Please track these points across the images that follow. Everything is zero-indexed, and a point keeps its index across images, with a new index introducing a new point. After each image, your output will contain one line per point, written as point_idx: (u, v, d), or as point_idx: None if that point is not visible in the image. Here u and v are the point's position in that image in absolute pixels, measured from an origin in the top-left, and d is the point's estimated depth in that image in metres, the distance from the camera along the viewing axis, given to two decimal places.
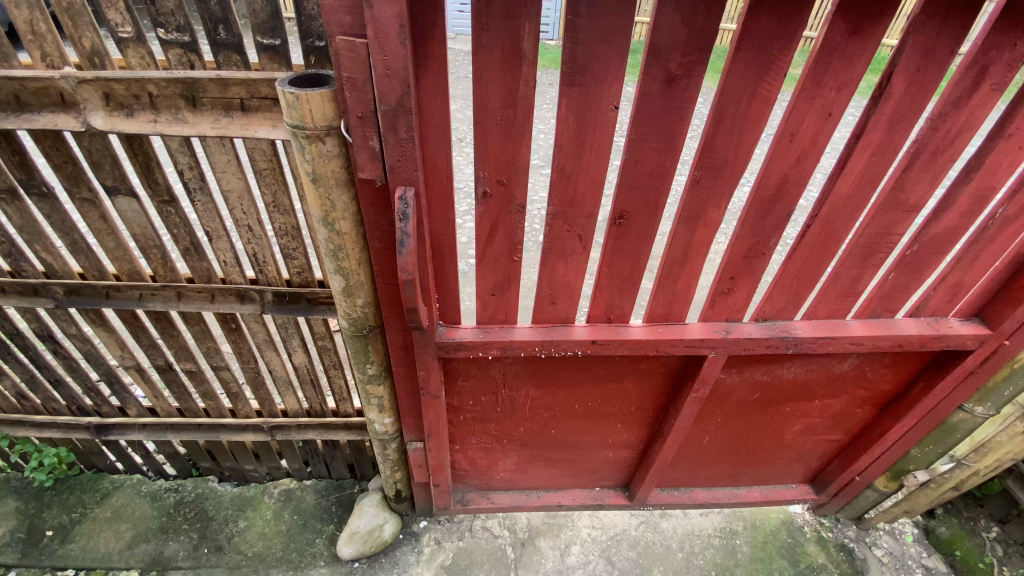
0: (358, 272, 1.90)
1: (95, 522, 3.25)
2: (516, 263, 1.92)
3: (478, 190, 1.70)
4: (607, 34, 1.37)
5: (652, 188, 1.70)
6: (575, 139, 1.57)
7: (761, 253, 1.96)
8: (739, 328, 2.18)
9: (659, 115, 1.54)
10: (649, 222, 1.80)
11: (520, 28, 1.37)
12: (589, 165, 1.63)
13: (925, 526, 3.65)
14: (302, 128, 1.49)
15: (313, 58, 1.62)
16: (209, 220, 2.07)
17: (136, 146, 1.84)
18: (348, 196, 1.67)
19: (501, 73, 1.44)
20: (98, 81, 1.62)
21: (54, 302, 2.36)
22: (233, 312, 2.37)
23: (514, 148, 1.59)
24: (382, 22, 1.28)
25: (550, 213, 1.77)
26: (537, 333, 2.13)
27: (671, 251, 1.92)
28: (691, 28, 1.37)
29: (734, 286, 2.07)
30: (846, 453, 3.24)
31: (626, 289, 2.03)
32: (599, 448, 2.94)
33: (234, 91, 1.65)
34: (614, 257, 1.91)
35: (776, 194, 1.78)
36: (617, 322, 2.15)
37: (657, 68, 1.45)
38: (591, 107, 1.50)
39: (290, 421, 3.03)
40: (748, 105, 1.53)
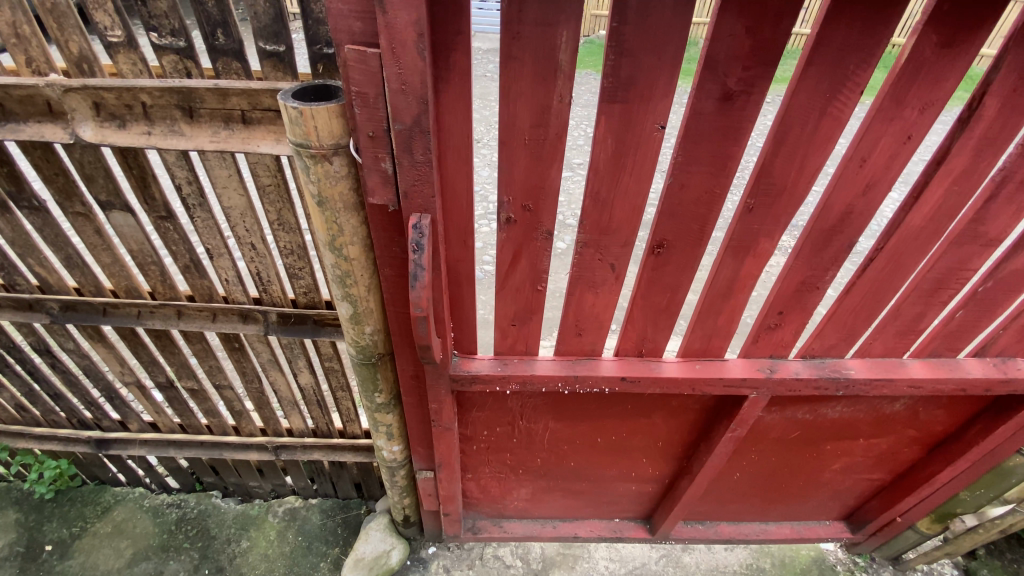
0: (366, 299, 1.73)
1: (95, 537, 3.16)
2: (540, 293, 1.74)
3: (501, 216, 1.51)
4: (656, 45, 1.18)
5: (698, 216, 1.51)
6: (613, 163, 1.39)
7: (815, 288, 1.75)
8: (783, 367, 1.97)
9: (710, 136, 1.34)
10: (692, 252, 1.60)
11: (556, 37, 1.18)
12: (628, 190, 1.44)
13: (966, 568, 3.41)
14: (306, 147, 1.33)
15: (320, 66, 1.45)
16: (209, 237, 1.92)
17: (131, 159, 1.70)
18: (356, 219, 1.51)
19: (533, 87, 1.26)
20: (86, 89, 1.48)
21: (50, 317, 2.24)
22: (236, 332, 2.23)
23: (543, 170, 1.41)
24: (397, 30, 1.10)
25: (581, 241, 1.58)
26: (561, 366, 1.94)
27: (714, 284, 1.72)
28: (755, 38, 1.18)
29: (782, 321, 1.86)
30: (888, 491, 3.00)
31: (661, 323, 1.83)
32: (621, 481, 2.75)
33: (234, 102, 1.49)
34: (649, 290, 1.72)
35: (837, 225, 1.57)
36: (649, 357, 1.96)
37: (713, 83, 1.25)
38: (633, 126, 1.31)
39: (295, 441, 2.89)
40: (815, 126, 1.33)
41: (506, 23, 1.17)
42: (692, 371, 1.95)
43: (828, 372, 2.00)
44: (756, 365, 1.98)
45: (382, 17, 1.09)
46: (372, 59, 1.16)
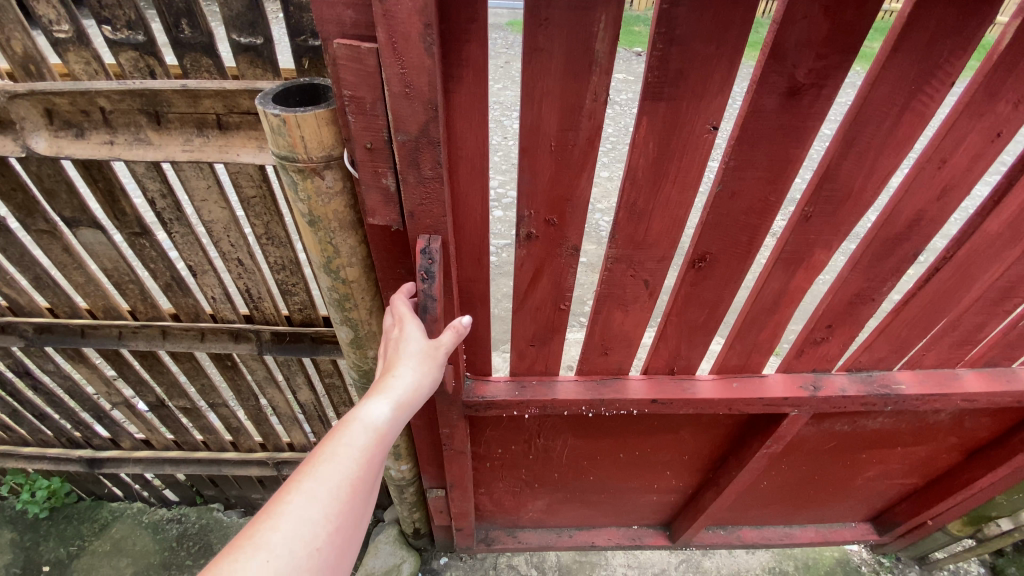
0: (369, 323, 1.55)
1: (94, 556, 3.04)
2: (564, 312, 1.55)
3: (521, 231, 1.32)
4: (713, 31, 0.97)
5: (747, 228, 1.32)
6: (654, 170, 1.19)
7: (870, 300, 1.57)
8: (827, 383, 1.81)
9: (769, 137, 1.14)
10: (738, 265, 1.42)
11: (592, 23, 0.97)
12: (670, 201, 1.24)
13: (994, 566, 3.30)
14: (292, 160, 1.12)
15: (306, 61, 1.24)
16: (191, 253, 1.72)
17: (95, 171, 1.49)
18: (354, 238, 1.32)
19: (561, 84, 1.06)
20: (34, 95, 1.26)
21: (24, 340, 2.06)
22: (227, 351, 2.05)
23: (570, 180, 1.21)
24: (400, 19, 0.90)
25: (611, 256, 1.38)
26: (583, 387, 1.77)
27: (760, 298, 1.53)
28: (834, 20, 0.96)
29: (830, 335, 1.68)
30: (919, 495, 2.87)
31: (696, 339, 1.66)
32: (642, 493, 2.61)
33: (207, 105, 1.28)
34: (685, 307, 1.54)
35: (903, 232, 1.38)
36: (681, 375, 1.79)
37: (778, 75, 1.04)
38: (680, 129, 1.11)
39: (297, 456, 2.74)
40: (893, 124, 1.13)
41: (532, 7, 0.96)
42: (728, 390, 1.78)
43: (876, 387, 1.82)
44: (797, 381, 1.81)
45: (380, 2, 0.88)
46: (368, 56, 0.96)
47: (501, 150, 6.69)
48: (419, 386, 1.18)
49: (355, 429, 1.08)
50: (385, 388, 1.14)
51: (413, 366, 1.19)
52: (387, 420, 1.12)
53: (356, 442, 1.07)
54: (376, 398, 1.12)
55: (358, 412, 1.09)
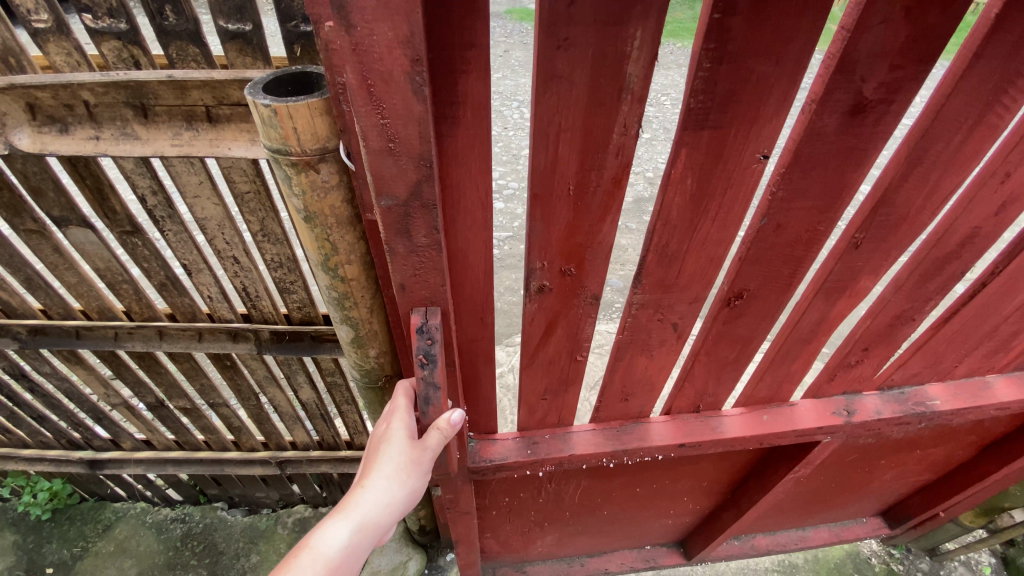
0: (369, 322, 1.51)
1: (98, 558, 3.02)
2: (579, 363, 1.60)
3: (534, 283, 1.31)
4: (772, 42, 0.92)
5: (790, 261, 1.36)
6: (692, 207, 1.19)
7: (910, 320, 1.64)
8: (861, 406, 1.91)
9: (822, 158, 1.12)
10: (773, 300, 1.48)
11: (625, 39, 0.90)
12: (708, 237, 1.27)
13: (1005, 555, 3.28)
14: (285, 153, 1.07)
15: (298, 48, 1.17)
16: (185, 252, 1.67)
17: (81, 168, 1.43)
18: (352, 235, 1.26)
19: (583, 116, 1.00)
20: (14, 89, 1.20)
21: (19, 343, 2.02)
22: (225, 351, 2.00)
23: (594, 227, 1.20)
24: (377, 56, 0.84)
25: (640, 302, 1.43)
26: (602, 437, 1.85)
27: (800, 326, 1.60)
28: (915, 25, 0.91)
29: (864, 357, 1.76)
30: (930, 488, 2.84)
31: (724, 375, 1.75)
32: (656, 519, 2.58)
33: (196, 97, 1.22)
34: (716, 342, 1.61)
35: (954, 251, 1.43)
36: (707, 412, 1.89)
37: (840, 87, 0.99)
38: (727, 156, 1.09)
39: (299, 455, 2.71)
40: (962, 140, 1.13)
41: (547, 34, 0.89)
42: (756, 423, 1.86)
43: (911, 404, 1.93)
44: (829, 407, 1.91)
45: (348, 37, 0.82)
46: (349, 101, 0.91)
47: (502, 141, 6.63)
48: (383, 505, 1.33)
49: (318, 553, 1.26)
50: (347, 512, 1.30)
51: (377, 488, 1.32)
52: (346, 543, 1.28)
53: (317, 565, 1.25)
54: (338, 523, 1.29)
55: (317, 540, 1.26)
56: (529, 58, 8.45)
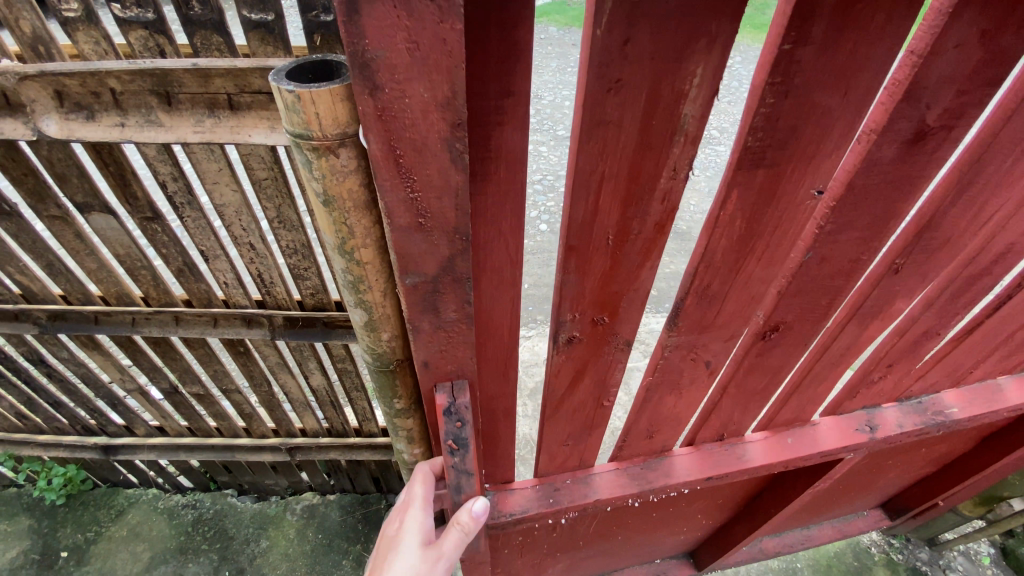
0: (382, 305, 1.56)
1: (111, 542, 3.09)
2: (605, 407, 1.71)
3: (569, 331, 1.36)
4: (839, 72, 0.92)
5: (830, 291, 1.41)
6: (736, 248, 1.24)
7: (935, 335, 1.76)
8: (882, 420, 2.04)
9: (876, 186, 1.14)
10: (804, 330, 1.55)
11: (686, 75, 0.90)
12: (753, 274, 1.32)
13: (1004, 546, 3.32)
14: (306, 138, 1.11)
15: (318, 38, 1.22)
16: (203, 238, 1.72)
17: (105, 154, 1.48)
18: (369, 219, 1.31)
19: (632, 155, 1.00)
20: (44, 76, 1.25)
21: (39, 328, 2.07)
22: (240, 337, 2.06)
23: (630, 274, 1.25)
24: (409, 120, 0.82)
25: (677, 343, 1.51)
26: (626, 477, 1.94)
27: (831, 349, 1.69)
28: (986, 48, 0.91)
29: (887, 372, 1.89)
30: (930, 479, 2.87)
31: (750, 404, 1.85)
32: (669, 535, 2.65)
33: (218, 85, 1.27)
34: (745, 374, 1.69)
35: (989, 267, 1.52)
36: (731, 439, 2.01)
37: (903, 114, 1.00)
38: (781, 195, 1.13)
39: (309, 442, 2.77)
40: (1012, 163, 1.20)
41: (597, 76, 0.87)
42: (779, 448, 1.99)
43: (930, 414, 2.08)
44: (851, 425, 2.04)
45: (374, 103, 0.79)
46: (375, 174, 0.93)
47: None
48: None
49: None
50: None
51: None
52: None
53: None
54: None
55: None
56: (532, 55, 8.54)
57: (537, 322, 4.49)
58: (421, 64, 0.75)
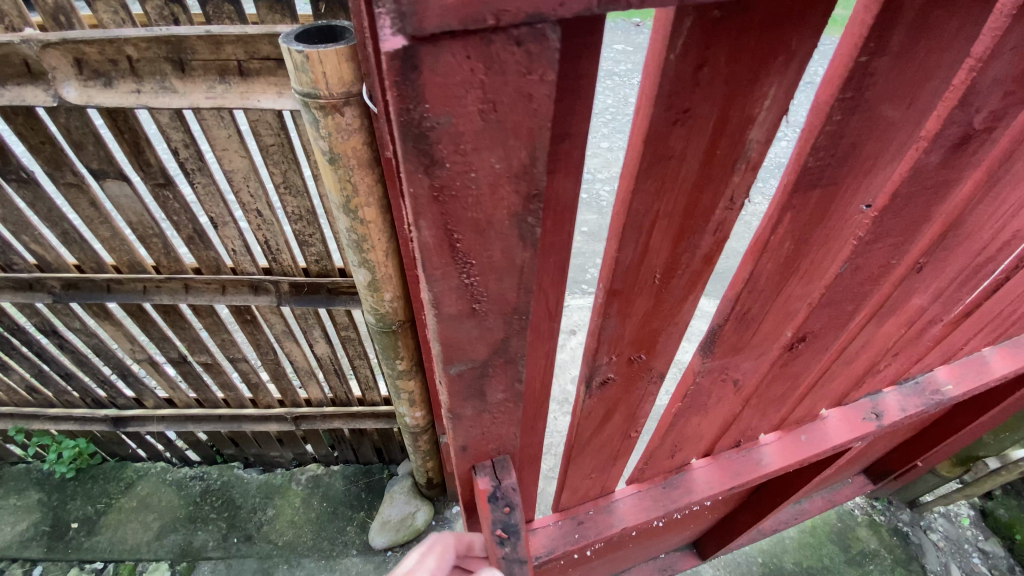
0: (384, 264, 1.65)
1: (121, 513, 3.19)
2: (629, 440, 1.71)
3: (602, 374, 1.33)
4: (910, 83, 0.83)
5: (858, 298, 1.32)
6: (781, 271, 1.16)
7: (937, 322, 1.72)
8: (885, 406, 2.03)
9: (919, 195, 1.07)
10: (832, 339, 1.48)
11: (757, 97, 0.80)
12: (791, 294, 1.26)
13: (983, 508, 3.47)
14: (314, 97, 1.20)
15: (323, 5, 1.30)
16: (212, 205, 1.81)
17: (120, 122, 1.56)
18: (372, 177, 1.40)
19: (692, 186, 0.91)
20: (65, 44, 1.33)
21: (53, 297, 2.16)
22: (247, 304, 2.16)
23: (675, 305, 1.19)
24: (473, 196, 0.73)
25: (708, 365, 1.46)
26: (649, 500, 1.90)
27: (847, 351, 1.63)
28: None
29: (893, 359, 1.86)
30: (910, 442, 2.98)
31: (771, 409, 1.80)
32: (677, 533, 2.66)
33: (229, 52, 1.36)
34: (768, 383, 1.63)
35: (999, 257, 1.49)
36: (747, 446, 1.97)
37: (953, 119, 0.92)
38: (830, 216, 1.05)
39: (314, 411, 2.88)
40: None
41: (665, 107, 0.77)
42: (794, 447, 1.97)
43: (927, 394, 2.07)
44: (856, 415, 2.02)
45: (430, 180, 0.70)
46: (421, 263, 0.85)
47: None
48: None
49: None
50: None
51: None
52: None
53: None
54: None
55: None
56: None
57: None
58: (498, 128, 0.65)
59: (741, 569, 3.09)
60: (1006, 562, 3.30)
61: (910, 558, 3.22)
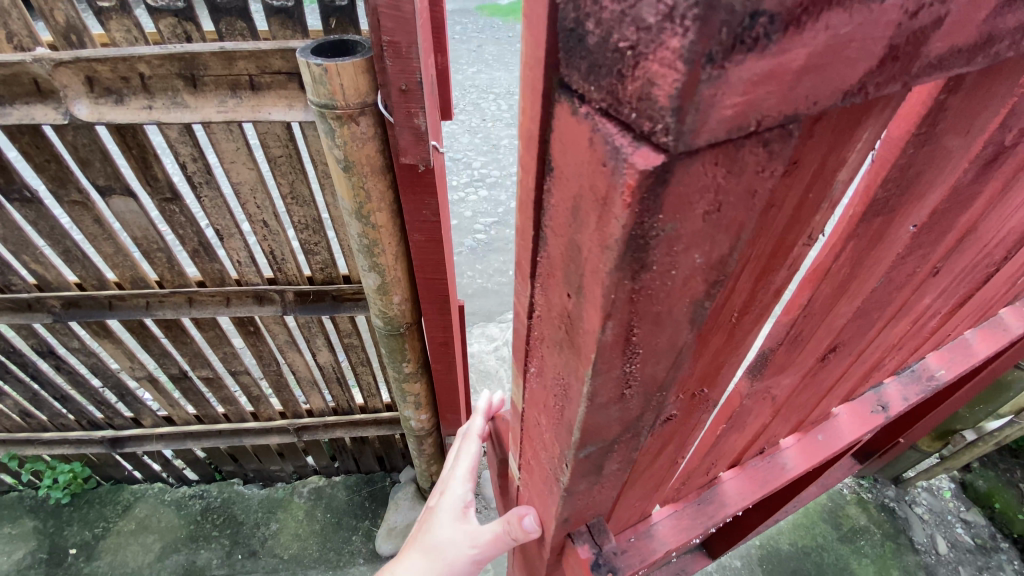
0: (394, 268, 1.71)
1: (120, 536, 3.14)
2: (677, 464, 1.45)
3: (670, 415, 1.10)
4: (972, 111, 0.75)
5: (885, 305, 1.23)
6: (837, 294, 1.07)
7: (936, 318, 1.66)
8: (889, 397, 1.88)
9: (955, 206, 1.00)
10: (863, 339, 1.36)
11: None
12: (837, 314, 1.15)
13: (962, 480, 3.65)
14: (331, 108, 1.26)
15: (333, 21, 1.36)
16: (219, 217, 1.84)
17: (129, 138, 1.59)
18: (384, 183, 1.46)
19: None
20: (78, 62, 1.36)
21: (52, 316, 2.14)
22: (251, 315, 2.18)
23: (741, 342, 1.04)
24: (665, 295, 0.63)
25: (753, 387, 1.31)
26: (687, 519, 1.66)
27: (865, 355, 1.52)
28: None
29: (898, 350, 1.71)
30: (890, 423, 3.08)
31: (795, 412, 1.63)
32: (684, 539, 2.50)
33: (242, 67, 1.40)
34: (796, 395, 1.47)
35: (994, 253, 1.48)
36: (768, 452, 1.79)
37: (992, 139, 0.87)
38: (883, 239, 0.96)
39: (316, 421, 2.89)
40: None
41: None
42: (813, 447, 1.81)
43: (924, 381, 1.93)
44: (865, 407, 1.88)
45: (633, 287, 0.58)
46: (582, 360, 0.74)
47: (481, 132, 7.17)
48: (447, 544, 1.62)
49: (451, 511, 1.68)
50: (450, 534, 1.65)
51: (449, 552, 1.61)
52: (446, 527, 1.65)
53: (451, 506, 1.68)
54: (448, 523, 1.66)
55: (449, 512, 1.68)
56: (500, 53, 9.11)
57: None
58: (716, 228, 0.55)
59: (740, 551, 3.21)
60: (988, 530, 3.46)
61: (899, 531, 3.37)
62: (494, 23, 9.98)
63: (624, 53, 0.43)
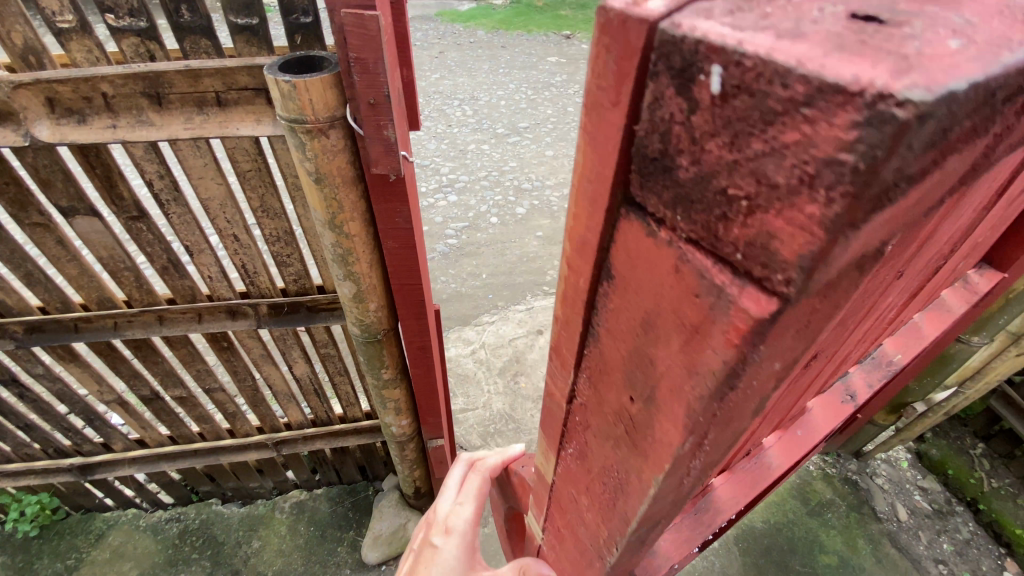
0: (369, 275, 1.74)
1: (95, 566, 3.05)
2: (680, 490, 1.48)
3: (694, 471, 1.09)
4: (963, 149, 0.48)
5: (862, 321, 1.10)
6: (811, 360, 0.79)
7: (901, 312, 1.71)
8: (854, 386, 2.05)
9: (937, 225, 0.70)
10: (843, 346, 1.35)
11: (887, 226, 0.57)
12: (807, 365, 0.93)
13: (917, 450, 3.88)
14: (301, 122, 1.29)
15: (299, 37, 1.39)
16: (188, 233, 1.84)
17: (92, 158, 1.59)
18: (355, 193, 1.50)
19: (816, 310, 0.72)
20: (39, 84, 1.36)
21: (14, 343, 2.09)
22: (225, 330, 2.17)
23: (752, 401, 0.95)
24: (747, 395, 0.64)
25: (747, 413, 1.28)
26: (687, 529, 1.73)
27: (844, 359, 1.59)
28: None
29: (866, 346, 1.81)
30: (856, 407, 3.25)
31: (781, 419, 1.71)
32: None
33: (208, 84, 1.42)
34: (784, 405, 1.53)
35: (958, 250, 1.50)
36: (754, 455, 1.87)
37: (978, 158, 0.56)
38: (853, 309, 0.66)
39: (295, 434, 2.87)
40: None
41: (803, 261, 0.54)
42: (792, 442, 1.96)
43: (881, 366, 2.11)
44: (834, 399, 2.05)
45: (725, 398, 0.60)
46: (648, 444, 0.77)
47: (447, 138, 7.22)
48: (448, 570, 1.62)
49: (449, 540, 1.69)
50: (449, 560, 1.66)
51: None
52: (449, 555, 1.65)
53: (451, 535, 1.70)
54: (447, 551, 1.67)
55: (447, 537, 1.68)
56: (462, 59, 9.20)
57: (497, 308, 4.85)
58: (809, 334, 0.56)
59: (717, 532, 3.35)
60: (944, 495, 3.69)
61: (862, 502, 3.57)
62: (454, 28, 10.07)
63: (738, 201, 0.45)
